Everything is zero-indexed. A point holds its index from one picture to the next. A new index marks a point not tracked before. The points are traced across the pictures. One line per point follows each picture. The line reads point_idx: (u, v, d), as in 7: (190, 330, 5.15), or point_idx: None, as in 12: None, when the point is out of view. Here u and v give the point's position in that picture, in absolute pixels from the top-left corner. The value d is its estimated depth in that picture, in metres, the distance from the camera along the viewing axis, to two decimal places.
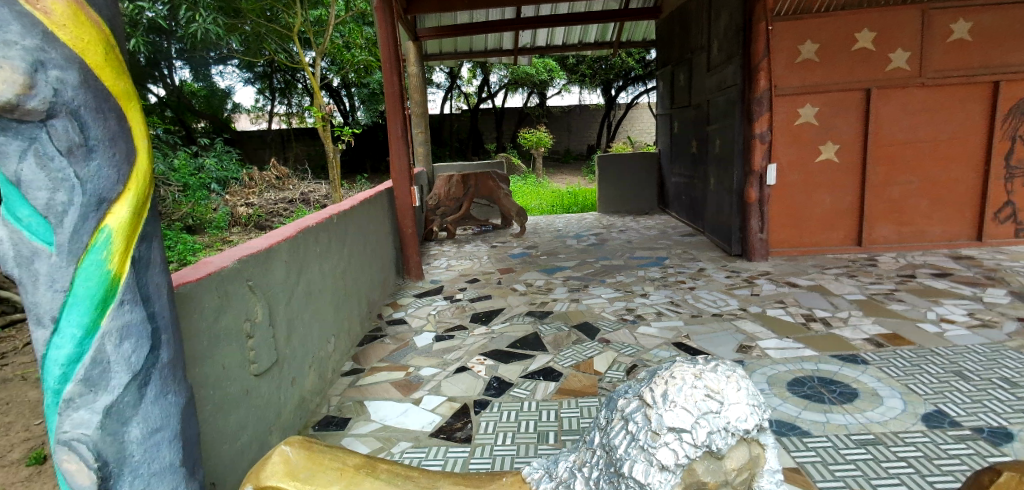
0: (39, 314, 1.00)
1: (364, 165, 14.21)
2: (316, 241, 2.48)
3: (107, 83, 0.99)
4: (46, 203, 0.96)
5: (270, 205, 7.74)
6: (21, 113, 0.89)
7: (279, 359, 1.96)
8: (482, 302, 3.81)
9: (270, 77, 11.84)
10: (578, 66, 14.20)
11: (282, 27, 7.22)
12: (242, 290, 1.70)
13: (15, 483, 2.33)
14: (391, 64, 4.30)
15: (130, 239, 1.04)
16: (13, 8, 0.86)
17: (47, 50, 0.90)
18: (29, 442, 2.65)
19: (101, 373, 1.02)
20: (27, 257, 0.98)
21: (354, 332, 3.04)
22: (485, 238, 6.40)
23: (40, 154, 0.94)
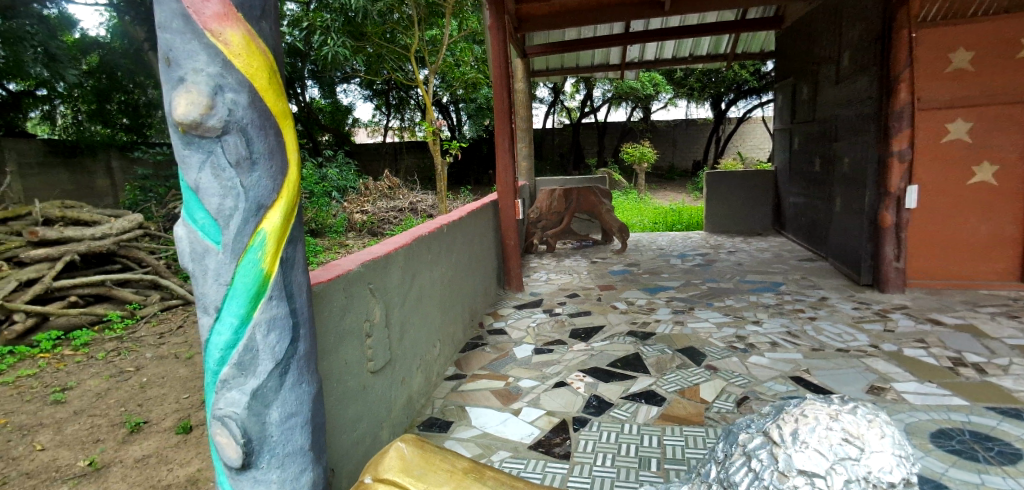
0: (207, 304, 1.15)
1: (467, 177, 14.76)
2: (428, 249, 2.61)
3: (270, 104, 1.12)
4: (217, 207, 1.09)
5: (383, 213, 8.28)
6: (203, 130, 1.04)
7: (392, 359, 2.07)
8: (582, 317, 3.78)
9: (387, 94, 12.75)
10: (686, 79, 13.75)
11: (401, 47, 7.77)
12: (363, 291, 1.82)
13: (167, 448, 2.70)
14: (501, 81, 4.42)
15: (280, 243, 1.16)
16: (203, 41, 1.03)
17: (225, 76, 1.04)
18: (179, 413, 3.06)
19: (251, 358, 1.15)
20: (201, 253, 1.12)
21: (457, 339, 3.15)
22: (585, 254, 6.36)
23: (215, 166, 1.08)
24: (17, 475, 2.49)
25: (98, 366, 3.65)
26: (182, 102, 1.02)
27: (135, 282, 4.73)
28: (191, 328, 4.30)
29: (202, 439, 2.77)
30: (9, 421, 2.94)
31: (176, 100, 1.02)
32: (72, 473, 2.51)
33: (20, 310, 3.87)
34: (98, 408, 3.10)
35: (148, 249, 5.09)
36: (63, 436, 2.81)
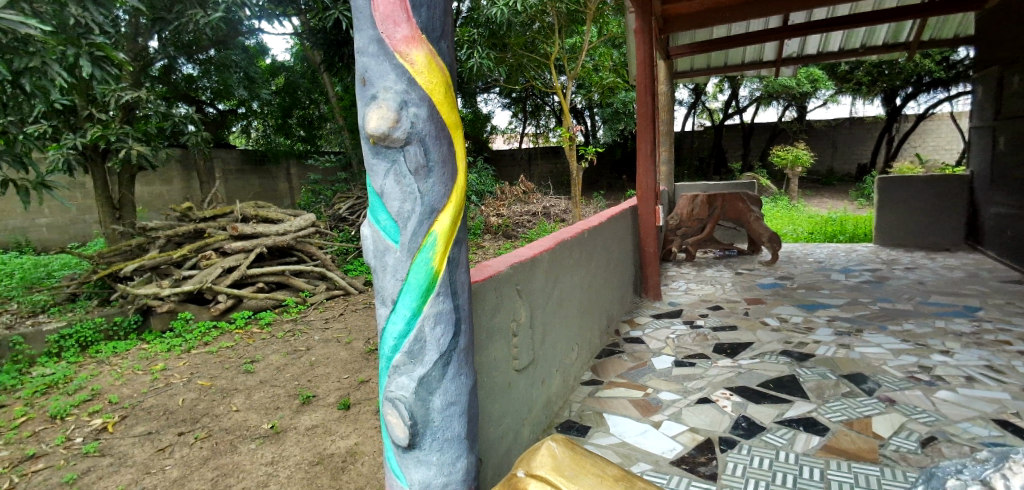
0: (385, 296, 1.28)
1: (600, 182, 14.63)
2: (570, 253, 2.64)
3: (444, 116, 1.22)
4: (398, 210, 1.21)
5: (517, 216, 8.53)
6: (389, 141, 1.17)
7: (534, 359, 2.14)
8: (726, 332, 3.55)
9: (524, 102, 13.14)
10: (852, 73, 12.27)
11: (541, 55, 7.96)
12: (511, 292, 1.90)
13: (331, 420, 3.06)
14: (645, 86, 4.32)
15: (448, 244, 1.26)
16: (393, 62, 1.16)
17: (410, 92, 1.16)
18: (342, 390, 3.45)
19: (420, 348, 1.26)
20: (382, 250, 1.26)
21: (594, 345, 3.14)
22: (729, 264, 5.97)
23: (398, 174, 1.20)
24: (219, 430, 2.99)
25: (277, 343, 4.24)
26: (374, 116, 1.15)
27: (307, 273, 5.41)
28: (350, 317, 4.81)
29: (358, 416, 3.10)
30: (213, 384, 3.53)
31: (370, 115, 1.16)
32: (259, 433, 2.95)
33: (223, 293, 4.65)
34: (279, 380, 3.61)
35: (318, 244, 5.79)
36: (252, 401, 3.31)
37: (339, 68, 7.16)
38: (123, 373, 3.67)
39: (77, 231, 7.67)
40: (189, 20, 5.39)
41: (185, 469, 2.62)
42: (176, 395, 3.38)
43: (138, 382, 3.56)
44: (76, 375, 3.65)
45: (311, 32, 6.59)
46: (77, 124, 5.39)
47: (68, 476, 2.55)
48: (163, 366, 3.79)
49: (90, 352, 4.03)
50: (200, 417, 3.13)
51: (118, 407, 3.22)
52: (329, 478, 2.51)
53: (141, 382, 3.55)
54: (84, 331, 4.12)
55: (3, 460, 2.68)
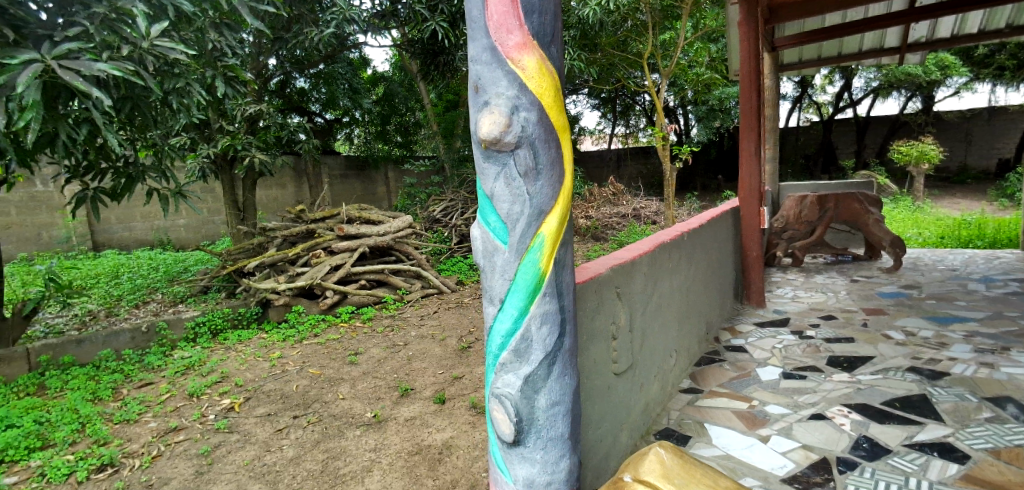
0: (493, 295, 1.32)
1: (694, 183, 14.06)
2: (669, 256, 2.56)
3: (553, 120, 1.25)
4: (507, 212, 1.25)
5: (606, 219, 8.41)
6: (500, 146, 1.21)
7: (633, 363, 2.10)
8: (841, 344, 3.27)
9: (613, 102, 12.94)
10: (993, 57, 10.83)
11: (634, 54, 7.80)
12: (611, 295, 1.88)
13: (427, 413, 3.20)
14: (750, 81, 4.08)
15: (556, 246, 1.28)
16: (506, 69, 1.20)
17: (521, 97, 1.20)
18: (437, 385, 3.59)
19: (526, 347, 1.28)
20: (491, 251, 1.30)
21: (692, 351, 3.02)
22: (843, 271, 5.49)
23: (508, 177, 1.24)
24: (328, 415, 3.23)
25: (378, 338, 4.49)
26: (487, 121, 1.20)
27: (404, 272, 5.68)
28: (444, 315, 5.00)
29: (453, 411, 3.21)
30: (322, 373, 3.81)
31: (482, 121, 1.21)
32: (363, 421, 3.15)
33: (330, 289, 5.00)
34: (380, 372, 3.82)
35: (414, 244, 6.06)
36: (356, 391, 3.54)
37: (435, 75, 7.46)
38: (246, 359, 4.07)
39: (208, 230, 8.61)
40: (304, 38, 5.86)
41: (299, 449, 2.86)
42: (291, 381, 3.69)
43: (259, 367, 3.93)
44: (208, 359, 4.09)
45: (409, 43, 6.91)
46: (210, 136, 6.04)
47: (203, 448, 2.86)
48: (279, 354, 4.15)
49: (219, 339, 4.50)
50: (311, 403, 3.40)
51: (243, 389, 3.57)
52: (427, 468, 2.63)
53: (261, 368, 3.91)
54: (214, 319, 4.61)
55: (152, 429, 3.06)
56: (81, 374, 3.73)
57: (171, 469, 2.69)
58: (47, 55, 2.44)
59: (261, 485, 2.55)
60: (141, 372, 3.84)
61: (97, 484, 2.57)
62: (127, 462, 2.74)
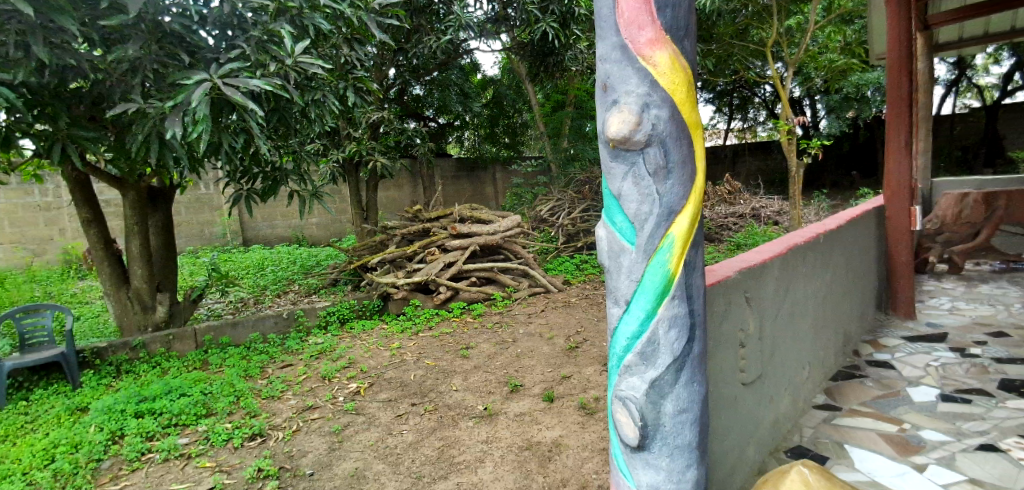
0: (618, 296, 1.30)
1: (823, 180, 12.84)
2: (803, 260, 2.36)
3: (685, 116, 1.22)
4: (635, 212, 1.23)
5: (722, 218, 7.94)
6: (629, 145, 1.19)
7: (762, 374, 1.96)
8: (1017, 366, 2.81)
9: (730, 95, 12.19)
10: None
11: (755, 43, 7.28)
12: (740, 300, 1.78)
13: (537, 410, 3.24)
14: (899, 65, 3.63)
15: (686, 247, 1.24)
16: (636, 66, 1.19)
17: (651, 94, 1.18)
18: (545, 383, 3.62)
19: (653, 350, 1.25)
20: (617, 251, 1.28)
21: (828, 364, 2.76)
22: (1015, 280, 4.71)
23: (636, 176, 1.22)
24: (443, 405, 3.39)
25: (488, 333, 4.63)
26: (616, 120, 1.19)
27: (512, 270, 5.79)
28: (552, 314, 5.02)
29: (563, 409, 3.22)
30: (437, 365, 4.01)
31: (611, 119, 1.20)
32: (475, 413, 3.26)
33: (443, 285, 5.23)
34: (490, 367, 3.93)
35: (522, 244, 6.13)
36: (468, 383, 3.68)
37: (544, 75, 7.51)
38: (370, 348, 4.39)
39: (336, 229, 9.42)
40: (423, 47, 6.19)
41: (417, 435, 3.03)
42: (409, 370, 3.93)
43: (381, 356, 4.22)
44: (338, 345, 4.47)
45: (519, 45, 7.02)
46: (339, 142, 6.59)
47: (335, 427, 3.13)
48: (398, 344, 4.43)
49: (346, 327, 4.91)
50: (427, 392, 3.58)
51: (367, 375, 3.86)
52: (538, 464, 2.66)
53: (383, 356, 4.20)
54: (343, 310, 5.04)
55: (293, 406, 3.40)
56: (236, 354, 4.26)
57: (308, 443, 2.97)
58: (215, 75, 2.81)
59: (384, 465, 2.74)
60: (283, 354, 4.29)
61: (250, 450, 2.90)
62: (273, 433, 3.07)
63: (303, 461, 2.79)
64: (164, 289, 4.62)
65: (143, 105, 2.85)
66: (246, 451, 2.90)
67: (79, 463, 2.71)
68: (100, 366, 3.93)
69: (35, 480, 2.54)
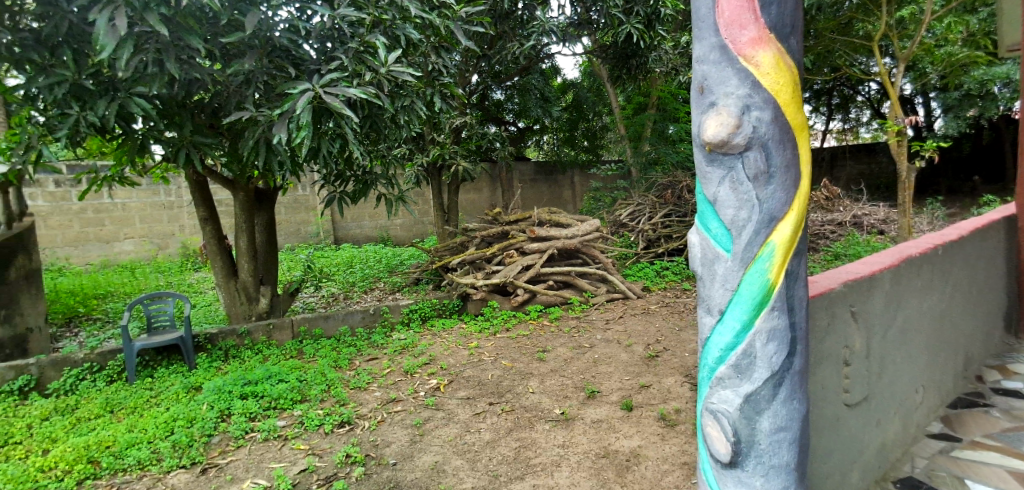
0: (712, 304, 1.26)
1: (937, 185, 11.65)
2: (919, 273, 2.16)
3: (789, 118, 1.16)
4: (732, 218, 1.18)
5: (818, 226, 7.41)
6: (727, 148, 1.16)
7: (869, 395, 1.82)
8: None
9: (829, 94, 11.36)
10: None
11: (861, 37, 6.73)
12: (845, 315, 1.65)
13: (615, 418, 3.18)
14: None
15: (787, 256, 1.18)
16: (737, 67, 1.15)
17: (753, 95, 1.14)
18: (623, 391, 3.54)
19: (749, 363, 1.20)
20: (712, 258, 1.24)
21: (945, 389, 2.50)
22: None
23: (734, 180, 1.17)
24: (520, 406, 3.42)
25: (565, 337, 4.61)
26: (714, 124, 1.16)
27: (590, 275, 5.72)
28: (630, 320, 4.92)
29: (641, 419, 3.14)
30: (514, 366, 4.05)
31: (709, 123, 1.17)
32: (552, 416, 3.26)
33: (521, 287, 5.26)
34: (567, 371, 3.91)
35: (601, 248, 6.04)
36: (544, 386, 3.69)
37: (626, 78, 7.37)
38: (449, 346, 4.52)
39: (419, 229, 9.78)
40: (506, 53, 6.29)
41: (494, 434, 3.08)
42: (487, 370, 4.00)
43: (459, 354, 4.33)
44: (419, 342, 4.64)
45: (602, 48, 6.94)
46: (424, 146, 6.82)
47: (416, 420, 3.25)
48: (476, 344, 4.52)
49: (427, 325, 5.09)
50: (504, 393, 3.63)
51: (446, 372, 3.98)
52: (615, 473, 2.62)
53: (461, 355, 4.31)
54: (424, 308, 5.23)
55: (378, 398, 3.57)
56: (327, 345, 4.54)
57: (391, 434, 3.11)
58: (317, 85, 3.01)
59: (462, 461, 2.80)
60: (369, 348, 4.52)
61: (339, 436, 3.08)
62: (359, 422, 3.24)
63: (387, 451, 2.92)
64: (266, 282, 5.01)
65: (255, 114, 3.11)
66: (336, 436, 3.08)
67: (193, 436, 2.99)
68: (211, 350, 4.33)
69: (157, 450, 2.85)
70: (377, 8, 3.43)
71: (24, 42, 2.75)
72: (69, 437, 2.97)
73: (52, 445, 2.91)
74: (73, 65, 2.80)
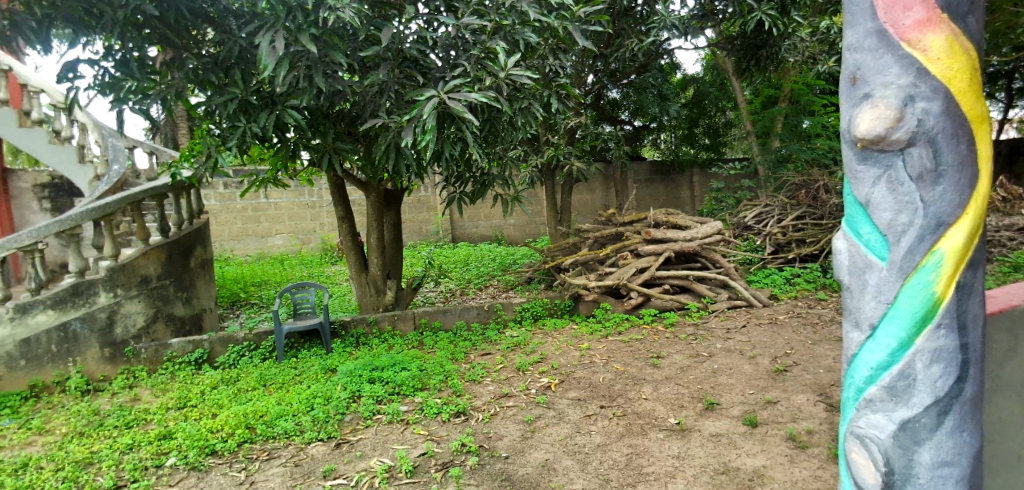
0: (863, 314, 1.30)
1: None
2: None
3: (963, 108, 1.17)
4: (889, 222, 1.22)
5: (991, 231, 6.35)
6: (887, 143, 1.19)
7: None
8: None
9: (1008, 76, 9.69)
10: None
11: None
12: None
13: (735, 434, 2.99)
14: None
15: (955, 268, 1.19)
16: (898, 53, 1.18)
17: (918, 84, 1.16)
18: (745, 405, 3.32)
19: (906, 383, 1.24)
20: (863, 266, 1.28)
21: None
22: None
23: (893, 181, 1.21)
24: (632, 412, 3.34)
25: (681, 344, 4.41)
26: (870, 117, 1.20)
27: (710, 280, 5.40)
28: (755, 330, 4.57)
29: (766, 437, 2.92)
30: (626, 370, 3.97)
31: (863, 116, 1.21)
32: (667, 425, 3.14)
33: (635, 290, 5.13)
34: (682, 380, 3.75)
35: (723, 252, 5.69)
36: (658, 393, 3.56)
37: (755, 69, 6.87)
38: (561, 345, 4.54)
39: (532, 229, 9.98)
40: (625, 50, 6.15)
41: (605, 438, 3.04)
42: (598, 372, 3.96)
43: (571, 354, 4.34)
44: (531, 340, 4.72)
45: (727, 40, 6.54)
46: (539, 148, 6.90)
47: (527, 417, 3.31)
48: (588, 345, 4.49)
49: (539, 324, 5.16)
50: (616, 397, 3.57)
51: (557, 372, 4.00)
52: None
53: (572, 355, 4.31)
54: (537, 307, 5.30)
55: (491, 392, 3.69)
56: (446, 337, 4.78)
57: (503, 428, 3.19)
58: (441, 91, 3.17)
59: (572, 462, 2.80)
60: (484, 343, 4.68)
61: (455, 425, 3.23)
62: (474, 414, 3.37)
63: (499, 444, 3.00)
64: (392, 276, 5.40)
65: (386, 120, 3.36)
66: (452, 425, 3.23)
67: (329, 413, 3.31)
68: (345, 336, 4.76)
69: (301, 422, 3.20)
70: (498, 14, 3.51)
71: (205, 65, 3.23)
72: (232, 405, 3.43)
73: (219, 410, 3.39)
74: (241, 83, 3.23)
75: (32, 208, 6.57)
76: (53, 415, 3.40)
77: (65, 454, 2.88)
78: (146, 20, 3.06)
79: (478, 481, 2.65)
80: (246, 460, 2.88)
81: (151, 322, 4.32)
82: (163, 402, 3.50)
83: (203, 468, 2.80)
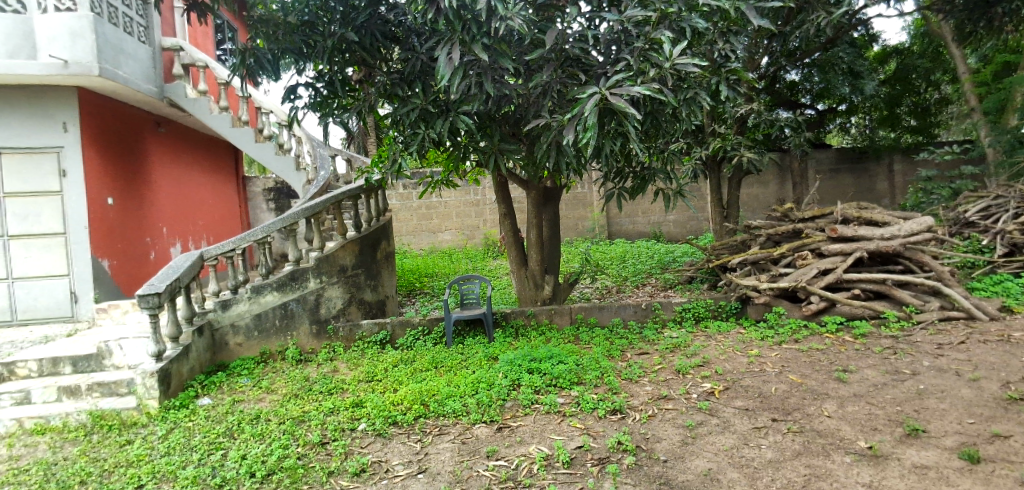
0: None
1: None
2: None
3: None
4: None
5: None
6: None
7: None
8: None
9: None
10: None
11: None
12: None
13: (947, 468, 2.53)
14: None
15: None
16: None
17: None
18: (962, 436, 2.78)
19: None
20: None
21: None
22: None
23: None
24: (811, 429, 3.00)
25: (875, 358, 3.83)
26: None
27: (916, 286, 4.59)
28: (978, 349, 3.78)
29: (992, 477, 2.42)
30: (804, 382, 3.57)
31: None
32: (855, 448, 2.77)
33: (816, 294, 4.58)
34: (875, 399, 3.26)
35: (934, 253, 4.79)
36: (845, 412, 3.15)
37: (984, 30, 5.65)
38: (726, 350, 4.25)
39: (693, 226, 9.50)
40: (809, 26, 5.51)
41: (779, 454, 2.78)
42: (769, 382, 3.62)
43: (737, 361, 4.04)
44: (693, 342, 4.49)
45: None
46: (703, 139, 6.51)
47: (688, 422, 3.17)
48: (758, 352, 4.14)
49: (702, 326, 4.88)
50: (792, 411, 3.23)
51: (722, 378, 3.75)
52: None
53: (739, 362, 4.01)
54: (699, 308, 5.03)
55: (649, 392, 3.60)
56: (602, 333, 4.78)
57: (661, 430, 3.10)
58: (603, 88, 3.16)
59: (739, 475, 2.62)
60: (641, 342, 4.58)
61: (611, 422, 3.22)
62: (630, 413, 3.32)
63: (658, 446, 2.92)
64: (550, 271, 5.53)
65: (549, 120, 3.46)
66: (608, 422, 3.22)
67: (492, 398, 3.53)
68: (506, 326, 5.00)
69: (467, 403, 3.46)
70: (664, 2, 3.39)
71: (393, 80, 3.63)
72: (410, 382, 3.85)
73: (400, 386, 3.82)
74: (422, 94, 3.58)
75: (262, 208, 8.04)
76: (277, 378, 4.13)
77: (285, 411, 3.49)
78: (348, 46, 3.54)
79: (636, 481, 2.62)
80: (421, 432, 3.21)
81: (347, 305, 5.01)
82: (356, 375, 4.05)
83: (387, 435, 3.18)
